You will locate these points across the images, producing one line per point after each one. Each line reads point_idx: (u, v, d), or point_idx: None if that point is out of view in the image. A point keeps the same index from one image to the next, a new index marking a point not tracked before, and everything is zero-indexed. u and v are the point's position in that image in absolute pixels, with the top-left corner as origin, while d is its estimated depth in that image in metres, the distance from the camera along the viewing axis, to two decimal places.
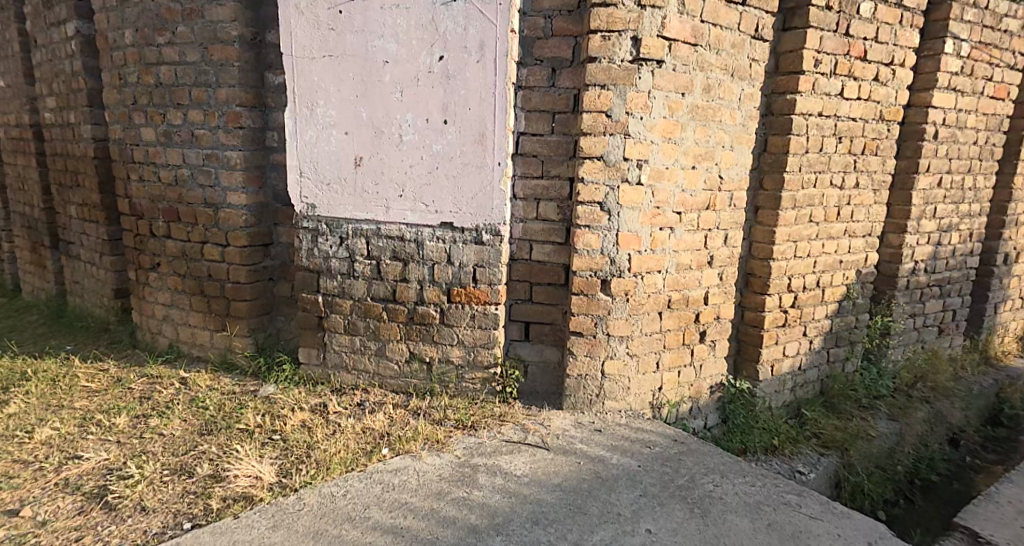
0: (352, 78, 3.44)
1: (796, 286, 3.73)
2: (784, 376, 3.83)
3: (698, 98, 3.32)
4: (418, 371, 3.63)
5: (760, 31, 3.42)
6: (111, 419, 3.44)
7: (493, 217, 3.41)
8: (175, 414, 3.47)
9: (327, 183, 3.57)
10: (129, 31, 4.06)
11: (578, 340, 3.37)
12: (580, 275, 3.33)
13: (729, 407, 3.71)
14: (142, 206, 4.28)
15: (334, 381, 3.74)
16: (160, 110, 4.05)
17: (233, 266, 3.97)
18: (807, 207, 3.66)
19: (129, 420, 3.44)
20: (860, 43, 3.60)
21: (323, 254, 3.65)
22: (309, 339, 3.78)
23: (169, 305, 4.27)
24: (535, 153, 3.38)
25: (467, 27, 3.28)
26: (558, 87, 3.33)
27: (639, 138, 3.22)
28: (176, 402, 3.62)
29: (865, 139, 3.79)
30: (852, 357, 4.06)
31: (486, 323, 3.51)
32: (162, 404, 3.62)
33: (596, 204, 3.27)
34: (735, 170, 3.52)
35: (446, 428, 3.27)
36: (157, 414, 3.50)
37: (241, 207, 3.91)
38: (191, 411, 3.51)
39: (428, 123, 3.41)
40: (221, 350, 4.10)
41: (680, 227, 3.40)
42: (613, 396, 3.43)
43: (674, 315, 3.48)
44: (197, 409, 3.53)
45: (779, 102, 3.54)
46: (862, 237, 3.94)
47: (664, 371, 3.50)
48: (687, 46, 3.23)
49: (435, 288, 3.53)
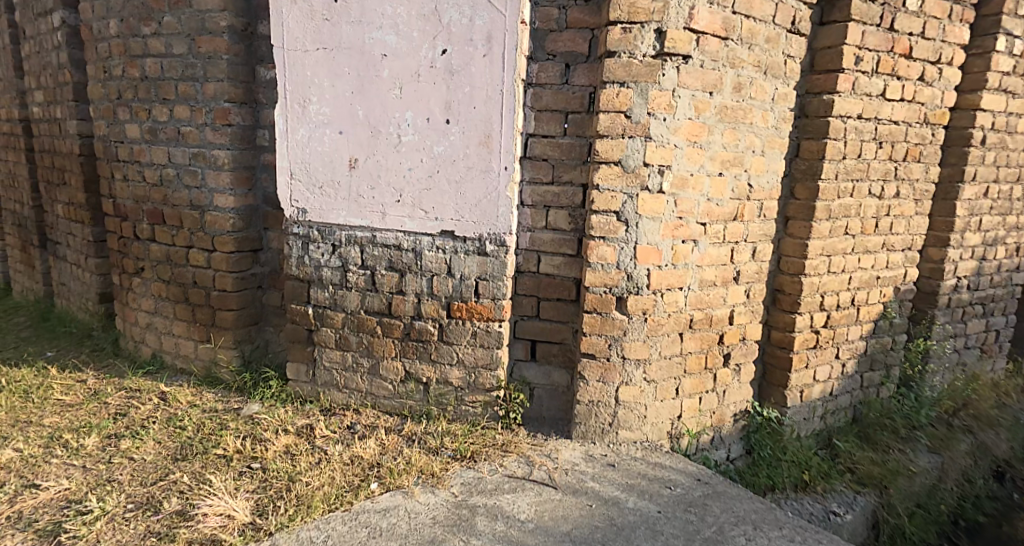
0: (347, 72, 3.16)
1: (829, 304, 3.43)
2: (814, 402, 3.54)
3: (728, 98, 3.02)
4: (414, 392, 3.34)
5: (797, 25, 3.12)
6: (80, 439, 3.18)
7: (498, 225, 3.11)
8: (148, 436, 3.20)
9: (320, 187, 3.29)
10: (114, 20, 3.79)
11: (590, 364, 3.07)
12: (594, 291, 3.03)
13: (755, 436, 3.41)
14: (126, 207, 4.01)
15: (324, 400, 3.46)
16: (145, 106, 3.78)
17: (219, 273, 3.70)
18: (843, 218, 3.36)
19: (99, 441, 3.18)
20: (905, 39, 3.30)
21: (314, 263, 3.37)
22: (297, 354, 3.50)
23: (152, 312, 4.00)
24: (546, 157, 3.09)
25: (473, 17, 2.99)
26: (572, 85, 3.04)
27: (662, 142, 2.92)
28: (153, 421, 3.35)
29: (908, 145, 3.48)
30: (887, 383, 3.78)
31: (488, 341, 3.21)
32: (137, 423, 3.35)
33: (612, 213, 2.97)
34: (767, 177, 3.22)
35: (444, 459, 2.97)
36: (130, 434, 3.24)
37: (229, 210, 3.63)
38: (167, 432, 3.25)
39: (429, 123, 3.12)
40: (206, 363, 3.83)
41: (704, 240, 3.10)
42: (627, 426, 3.12)
43: (696, 336, 3.18)
44: (173, 431, 3.25)
45: (815, 102, 3.24)
46: (901, 252, 3.63)
47: (684, 398, 3.20)
48: (717, 40, 2.93)
49: (434, 302, 3.24)
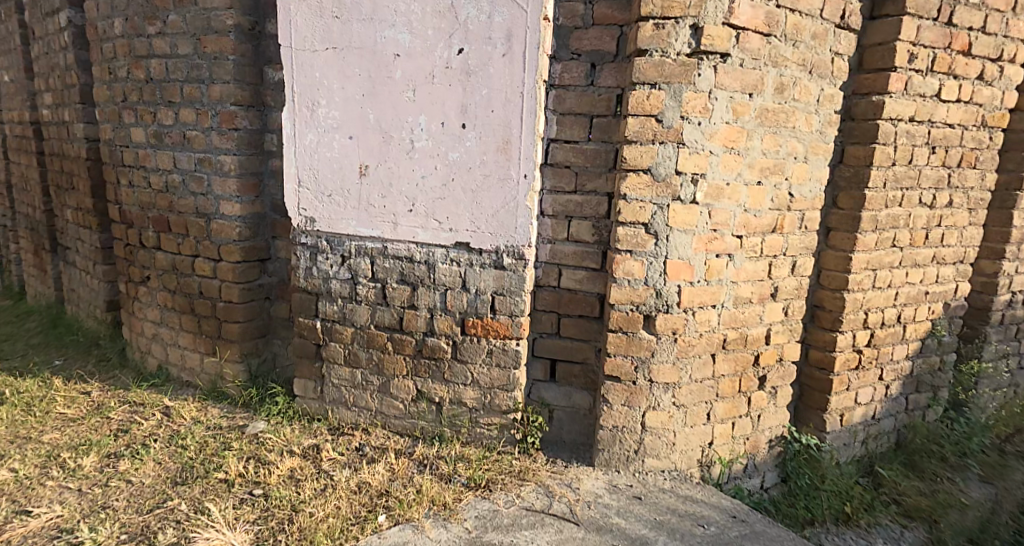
0: (358, 73, 2.98)
1: (874, 321, 3.33)
2: (856, 427, 3.41)
3: (769, 100, 2.91)
4: (427, 412, 3.15)
5: (846, 19, 3.06)
6: (78, 459, 3.03)
7: (517, 237, 2.93)
8: (148, 457, 3.04)
9: (328, 195, 3.12)
10: (119, 20, 3.64)
11: (615, 386, 2.91)
12: (619, 309, 2.88)
13: (791, 464, 3.25)
14: (131, 214, 3.85)
15: (332, 419, 3.28)
16: (150, 109, 3.62)
17: (225, 283, 3.53)
18: (891, 230, 3.30)
19: (97, 461, 3.03)
20: (964, 34, 3.26)
21: (322, 274, 3.20)
22: (304, 370, 3.33)
23: (158, 322, 3.82)
24: (568, 164, 2.93)
25: (492, 14, 2.80)
26: (598, 87, 2.88)
27: (696, 148, 2.79)
28: (155, 438, 3.19)
29: (963, 150, 3.44)
30: (934, 404, 3.64)
31: (505, 361, 3.02)
32: (139, 440, 3.19)
33: (641, 225, 2.83)
34: (810, 186, 3.12)
35: (456, 487, 2.79)
36: (130, 453, 3.08)
37: (235, 218, 3.47)
38: (169, 451, 3.09)
39: (444, 127, 2.93)
40: (211, 376, 3.64)
41: (740, 253, 2.96)
42: (654, 454, 2.95)
43: (730, 358, 3.02)
44: (175, 451, 3.09)
45: (863, 104, 3.20)
46: (952, 265, 3.55)
47: (716, 423, 3.03)
48: (759, 37, 2.82)
49: (448, 318, 3.06)
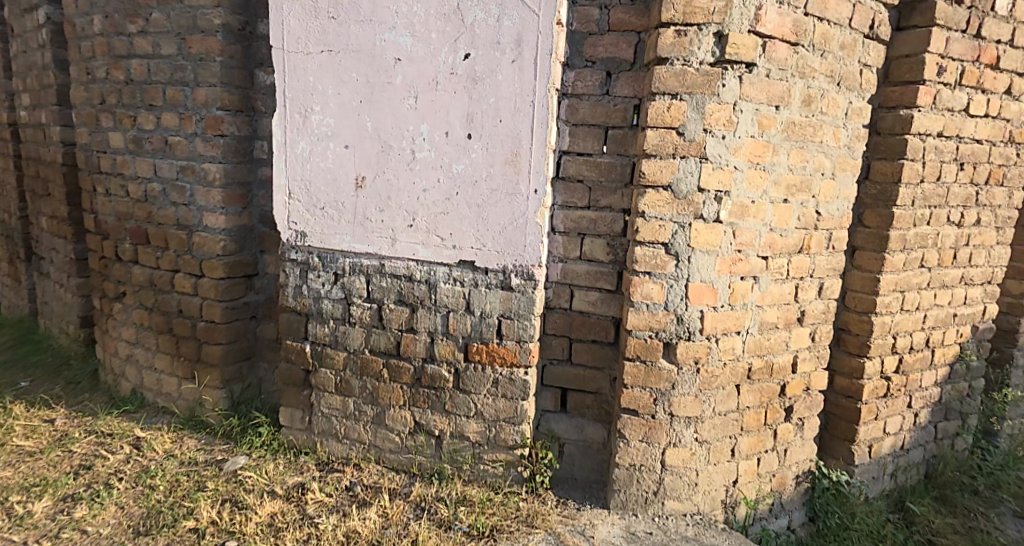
0: (355, 78, 2.75)
1: (901, 346, 3.19)
2: (885, 459, 3.24)
3: (796, 113, 2.71)
4: (425, 446, 2.90)
5: (875, 29, 2.88)
6: (29, 503, 2.76)
7: (526, 256, 2.71)
8: (109, 500, 2.77)
9: (321, 208, 2.88)
10: (98, 17, 3.39)
11: (632, 421, 2.70)
12: (637, 336, 2.67)
13: (819, 501, 3.04)
14: (107, 224, 3.58)
15: (322, 452, 3.03)
16: (130, 112, 3.37)
17: (207, 302, 3.27)
18: (919, 249, 3.15)
19: (51, 506, 2.76)
20: (992, 47, 3.14)
21: (313, 293, 2.96)
22: (292, 398, 3.08)
23: (133, 342, 3.55)
24: (581, 178, 2.72)
25: (500, 17, 2.59)
26: (613, 96, 2.68)
27: (720, 163, 2.59)
28: (120, 477, 2.92)
29: (991, 166, 3.31)
30: (963, 433, 3.49)
31: (512, 391, 2.78)
32: (101, 479, 2.92)
33: (660, 245, 2.62)
34: (836, 204, 2.93)
35: (456, 538, 2.56)
36: (90, 496, 2.81)
37: (219, 231, 3.21)
38: (133, 494, 2.82)
39: (448, 138, 2.71)
40: (190, 403, 3.37)
41: (766, 275, 2.76)
42: (674, 495, 2.74)
43: (755, 388, 2.81)
44: (141, 493, 2.82)
45: (890, 117, 3.04)
46: (980, 286, 3.43)
47: (741, 460, 2.82)
48: (786, 47, 2.63)
49: (449, 342, 2.83)
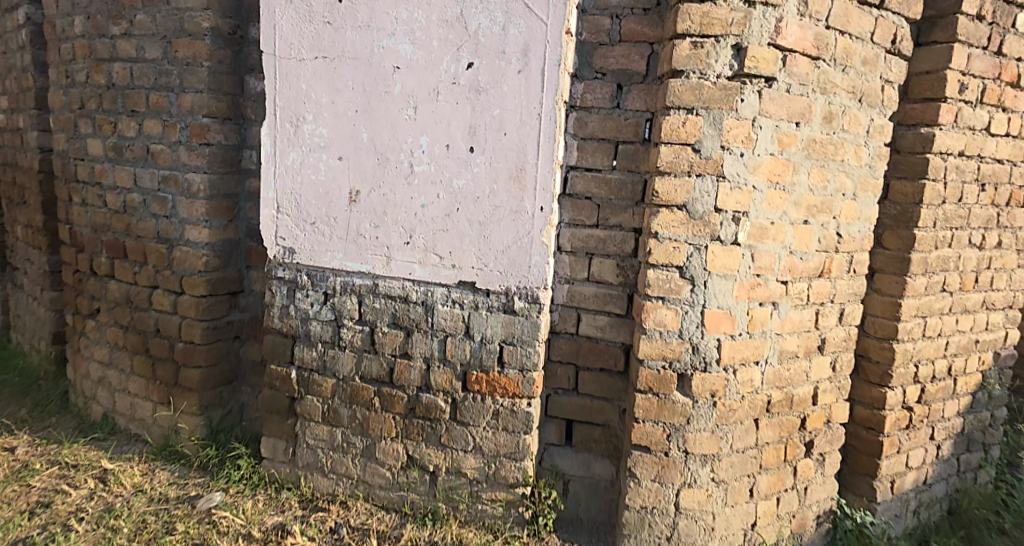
0: (351, 87, 2.57)
1: (923, 376, 3.02)
2: (907, 495, 3.07)
3: (817, 130, 2.55)
4: (418, 483, 2.69)
5: (897, 44, 2.74)
6: None
7: (531, 278, 2.52)
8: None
9: (311, 223, 2.69)
10: (79, 18, 3.20)
11: (644, 458, 2.50)
12: (649, 366, 2.48)
13: (840, 543, 2.85)
14: (82, 236, 3.37)
15: (305, 487, 2.81)
16: (110, 119, 3.18)
17: (187, 322, 3.05)
18: (941, 273, 2.99)
19: None
20: (1013, 64, 3.00)
21: (301, 314, 2.76)
22: (275, 427, 2.86)
23: (106, 364, 3.32)
24: (590, 195, 2.55)
25: (506, 25, 2.42)
26: (625, 110, 2.51)
27: (738, 183, 2.41)
28: (80, 517, 2.69)
29: (1013, 187, 3.16)
30: (986, 465, 3.32)
31: (514, 424, 2.58)
32: (60, 519, 2.68)
33: (675, 269, 2.44)
34: (858, 226, 2.76)
35: None
36: (45, 540, 2.57)
37: (202, 245, 3.01)
38: (93, 538, 2.59)
39: (449, 151, 2.53)
40: (164, 431, 3.14)
41: (785, 301, 2.58)
42: (688, 541, 2.54)
43: (774, 422, 2.62)
44: (103, 536, 2.59)
45: (910, 135, 2.88)
46: (1002, 311, 3.26)
47: (760, 500, 2.63)
48: (807, 60, 2.46)
49: (446, 370, 2.62)
